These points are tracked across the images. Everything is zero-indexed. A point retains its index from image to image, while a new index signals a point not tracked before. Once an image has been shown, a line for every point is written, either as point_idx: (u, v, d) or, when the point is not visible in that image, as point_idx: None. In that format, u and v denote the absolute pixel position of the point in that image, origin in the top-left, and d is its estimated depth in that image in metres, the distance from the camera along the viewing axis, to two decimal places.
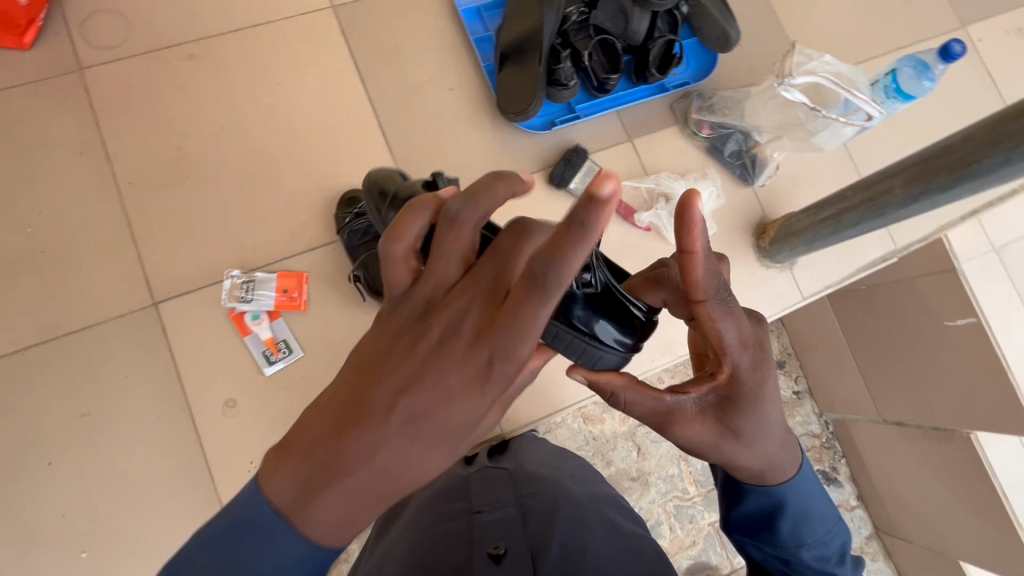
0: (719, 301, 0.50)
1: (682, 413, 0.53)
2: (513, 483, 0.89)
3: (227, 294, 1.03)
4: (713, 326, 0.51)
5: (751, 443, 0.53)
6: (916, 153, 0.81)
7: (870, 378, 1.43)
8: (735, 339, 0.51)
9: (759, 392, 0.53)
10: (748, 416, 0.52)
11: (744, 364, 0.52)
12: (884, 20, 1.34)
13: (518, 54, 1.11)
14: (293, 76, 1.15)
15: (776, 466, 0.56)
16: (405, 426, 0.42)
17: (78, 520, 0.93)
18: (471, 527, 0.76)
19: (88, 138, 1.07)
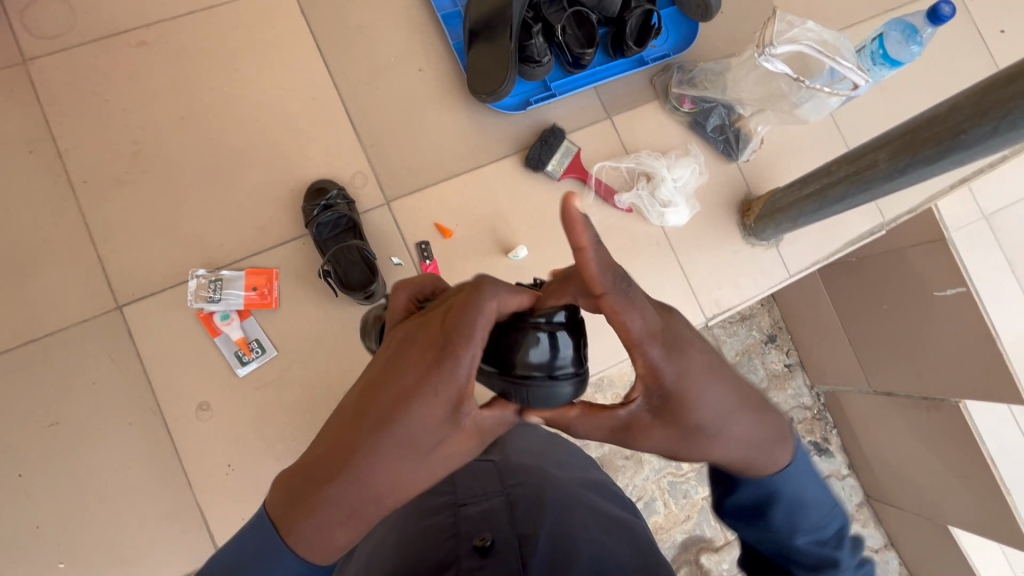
0: (622, 289, 0.40)
1: (639, 422, 0.46)
2: (500, 473, 0.88)
3: (194, 295, 1.00)
4: (620, 324, 0.42)
5: (722, 433, 0.45)
6: (903, 124, 0.78)
7: (859, 352, 1.42)
8: (645, 331, 0.42)
9: (702, 380, 0.43)
10: (703, 406, 0.44)
11: (668, 357, 0.42)
12: None
13: (488, 30, 1.06)
14: (252, 61, 1.09)
15: (764, 459, 0.50)
16: (375, 436, 0.43)
17: (55, 530, 0.92)
18: (457, 522, 0.75)
19: (38, 135, 1.01)
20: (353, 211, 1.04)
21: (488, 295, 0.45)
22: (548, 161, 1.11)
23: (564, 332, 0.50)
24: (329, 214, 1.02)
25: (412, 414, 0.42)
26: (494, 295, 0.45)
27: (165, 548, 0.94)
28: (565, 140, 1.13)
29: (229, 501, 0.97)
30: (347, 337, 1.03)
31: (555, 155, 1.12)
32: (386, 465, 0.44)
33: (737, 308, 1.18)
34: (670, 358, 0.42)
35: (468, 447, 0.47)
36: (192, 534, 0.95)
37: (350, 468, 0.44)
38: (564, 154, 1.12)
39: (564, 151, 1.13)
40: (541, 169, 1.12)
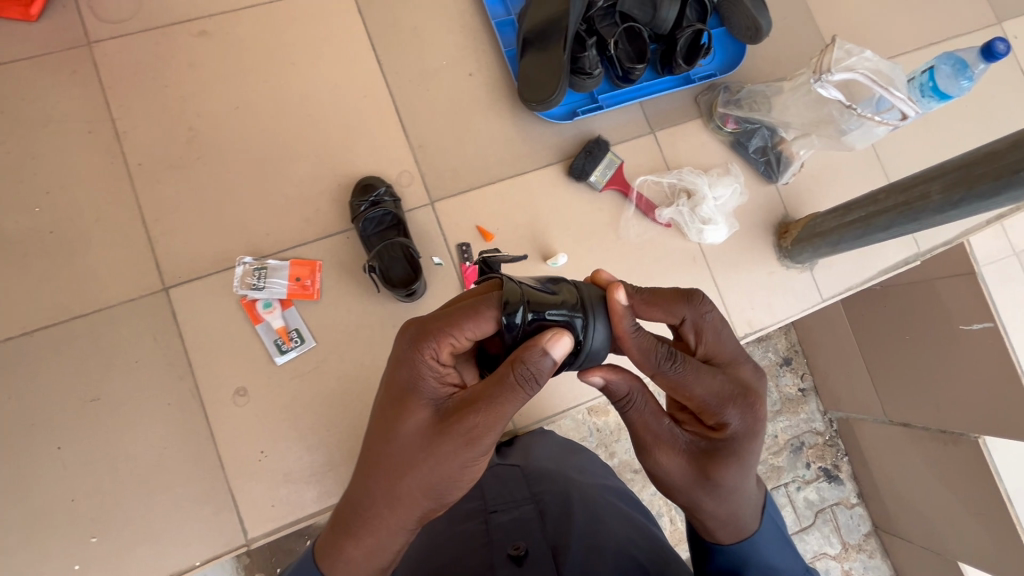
0: (672, 372, 0.62)
1: (673, 444, 0.63)
2: (528, 480, 0.91)
3: (240, 281, 1.01)
4: (687, 391, 0.63)
5: (732, 490, 0.62)
6: (958, 157, 0.78)
7: (879, 381, 1.42)
8: (710, 396, 0.62)
9: (745, 446, 0.62)
10: (734, 469, 0.62)
11: (736, 415, 0.62)
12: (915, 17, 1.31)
13: (541, 40, 1.08)
14: (307, 56, 1.12)
15: (736, 528, 0.64)
16: (380, 438, 0.63)
17: (89, 505, 0.93)
18: (490, 529, 0.79)
19: (97, 116, 1.03)
20: (398, 209, 1.06)
21: (479, 307, 0.62)
22: (591, 171, 1.13)
23: (538, 317, 0.62)
24: (376, 210, 1.03)
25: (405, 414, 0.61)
26: (485, 307, 0.62)
27: (194, 531, 0.95)
28: (609, 152, 1.14)
29: (260, 487, 0.98)
30: (384, 333, 1.04)
31: (599, 166, 1.13)
32: (398, 464, 0.61)
33: (768, 328, 1.18)
34: (737, 417, 0.62)
35: (450, 448, 0.59)
36: (222, 516, 0.96)
37: (373, 475, 0.63)
38: (607, 166, 1.14)
39: (607, 162, 1.14)
40: (584, 179, 1.13)
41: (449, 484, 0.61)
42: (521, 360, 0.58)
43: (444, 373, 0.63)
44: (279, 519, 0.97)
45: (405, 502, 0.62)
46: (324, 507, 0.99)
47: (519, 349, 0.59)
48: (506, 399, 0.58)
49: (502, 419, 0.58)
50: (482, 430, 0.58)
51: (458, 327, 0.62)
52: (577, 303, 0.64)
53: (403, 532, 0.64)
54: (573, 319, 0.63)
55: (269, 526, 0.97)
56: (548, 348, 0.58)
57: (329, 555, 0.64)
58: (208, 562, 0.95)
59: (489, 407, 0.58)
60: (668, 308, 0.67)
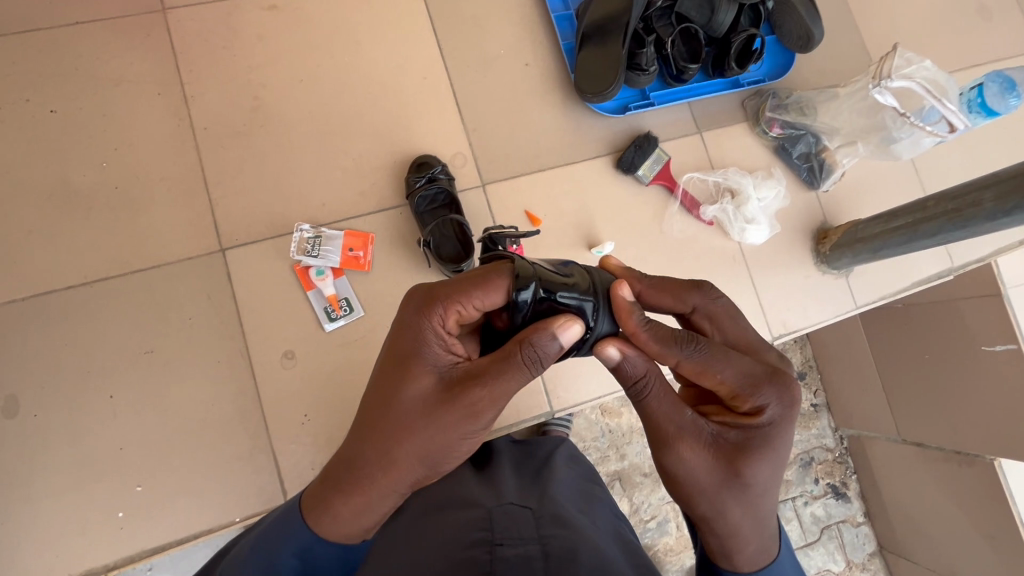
0: (694, 355, 0.63)
1: (701, 437, 0.63)
2: (539, 520, 0.72)
3: (296, 247, 1.03)
4: (711, 377, 0.64)
5: (758, 489, 0.63)
6: (1013, 166, 0.80)
7: (893, 398, 1.44)
8: (736, 379, 0.64)
9: (771, 436, 0.64)
10: (761, 464, 0.63)
11: (766, 398, 0.64)
12: (950, 44, 1.36)
13: (601, 35, 1.11)
14: (371, 36, 1.15)
15: (756, 549, 0.65)
16: (379, 402, 0.65)
17: (136, 455, 0.95)
18: (490, 563, 0.61)
19: (168, 78, 1.06)
20: (452, 187, 1.08)
21: (489, 281, 0.65)
22: (639, 165, 1.15)
23: (551, 298, 0.65)
24: (431, 187, 1.06)
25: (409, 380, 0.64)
26: (495, 280, 0.65)
27: (234, 488, 0.97)
28: (657, 147, 1.16)
29: (302, 449, 1.00)
30: None
31: (647, 161, 1.15)
32: (395, 429, 0.63)
33: (803, 331, 1.20)
34: (763, 402, 0.64)
35: (451, 418, 0.62)
36: (262, 476, 0.98)
37: (367, 438, 0.65)
38: (656, 161, 1.16)
39: (655, 157, 1.16)
40: (632, 172, 1.16)
41: (444, 455, 0.64)
42: (530, 342, 0.61)
43: (450, 342, 0.66)
44: None
45: (401, 470, 0.64)
46: None
47: (529, 331, 0.62)
48: (510, 376, 0.61)
49: (506, 394, 0.62)
50: (484, 404, 0.61)
51: (468, 297, 0.65)
52: (589, 289, 0.67)
53: (393, 499, 0.67)
54: (584, 304, 0.66)
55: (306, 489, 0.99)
56: (557, 334, 0.62)
57: (316, 510, 0.68)
58: (247, 519, 0.96)
59: (492, 382, 0.62)
60: (677, 292, 0.71)
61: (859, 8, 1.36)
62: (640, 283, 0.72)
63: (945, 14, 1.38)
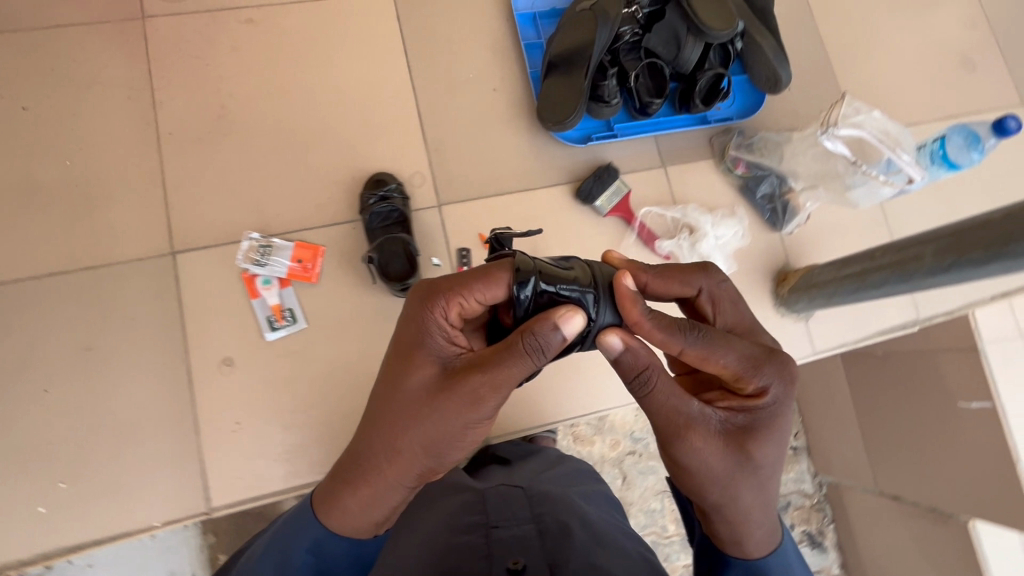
0: (699, 342, 0.64)
1: (711, 424, 0.65)
2: (529, 500, 0.87)
3: (244, 255, 1.05)
4: (714, 363, 0.66)
5: (764, 470, 0.67)
6: (952, 224, 0.78)
7: (873, 449, 1.38)
8: (738, 362, 0.66)
9: (772, 416, 0.68)
10: (765, 445, 0.66)
11: (766, 378, 0.67)
12: (928, 93, 1.36)
13: (566, 65, 1.11)
14: (343, 53, 1.17)
15: (760, 534, 0.69)
16: (383, 392, 0.67)
17: (65, 451, 0.95)
18: (488, 543, 0.75)
19: (138, 83, 1.09)
20: (406, 207, 1.09)
21: (489, 274, 0.66)
22: (597, 196, 1.15)
23: (552, 287, 0.66)
24: (384, 205, 1.06)
25: (411, 371, 0.66)
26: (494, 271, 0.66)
27: (162, 491, 0.97)
28: (617, 179, 1.16)
29: (231, 457, 0.99)
30: (374, 324, 1.06)
31: (605, 192, 1.15)
32: (400, 418, 0.66)
33: None
34: (765, 383, 0.67)
35: (453, 406, 0.63)
36: (190, 482, 0.98)
37: (374, 430, 0.68)
38: (614, 193, 1.16)
39: (614, 189, 1.16)
40: (590, 203, 1.16)
41: (451, 441, 0.66)
42: (531, 331, 0.61)
43: (452, 334, 0.67)
44: (243, 492, 0.99)
45: (410, 455, 0.66)
46: (289, 487, 1.00)
47: (531, 321, 0.62)
48: (512, 364, 0.61)
49: (507, 382, 0.62)
50: (485, 391, 0.62)
51: (469, 289, 0.66)
52: (588, 281, 0.68)
53: (400, 488, 0.69)
54: (585, 295, 0.68)
55: (232, 498, 0.98)
56: (560, 324, 0.61)
57: (326, 504, 0.71)
58: (168, 524, 0.96)
59: (492, 370, 0.62)
60: (682, 278, 0.74)
61: (837, 52, 1.35)
62: (645, 273, 0.73)
63: (927, 63, 1.38)
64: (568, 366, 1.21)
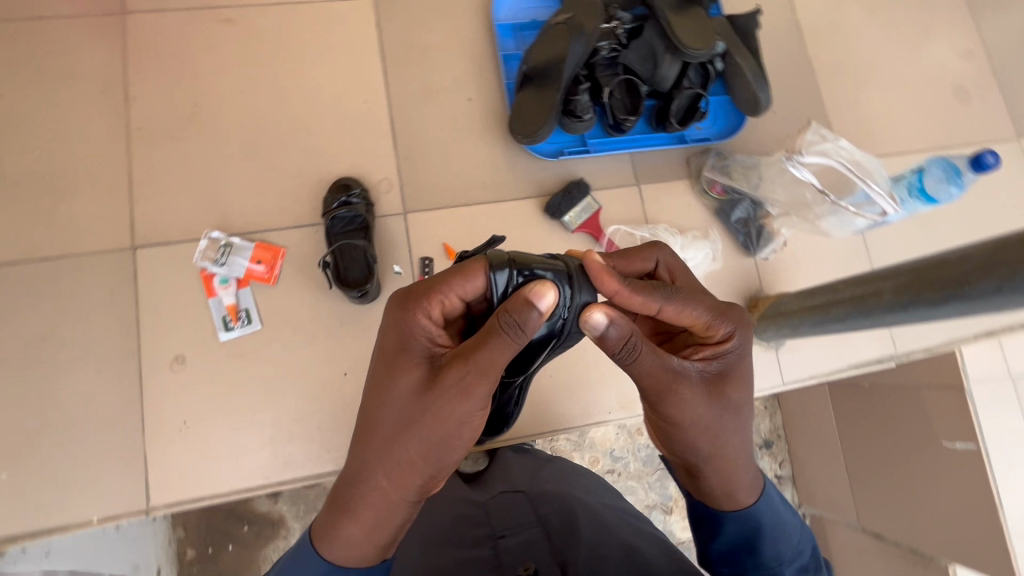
0: (669, 299, 0.65)
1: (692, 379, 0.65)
2: (531, 502, 0.90)
3: (201, 253, 1.05)
4: (686, 315, 0.66)
5: (741, 413, 0.68)
6: (912, 261, 0.75)
7: (856, 484, 1.34)
8: (706, 312, 0.67)
9: (743, 362, 0.69)
10: (739, 389, 0.67)
11: (730, 325, 0.68)
12: (919, 121, 1.32)
13: (540, 77, 1.10)
14: (319, 57, 1.17)
15: (747, 482, 0.70)
16: (373, 406, 0.64)
17: (11, 441, 0.95)
18: (497, 553, 0.78)
19: (113, 78, 1.10)
20: (369, 213, 1.08)
21: (459, 268, 0.64)
22: (565, 212, 1.13)
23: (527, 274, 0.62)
24: (346, 210, 1.06)
25: (397, 379, 0.62)
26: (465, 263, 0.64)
27: (103, 487, 0.96)
28: (588, 196, 1.15)
29: (175, 456, 0.98)
30: (330, 329, 1.05)
31: (574, 208, 1.14)
32: (395, 426, 0.62)
33: None
34: (731, 332, 0.68)
35: (448, 403, 0.59)
36: (132, 479, 0.97)
37: (372, 445, 0.64)
38: (584, 210, 1.14)
39: (584, 206, 1.14)
40: (558, 217, 1.14)
41: (450, 438, 0.62)
42: (506, 309, 0.58)
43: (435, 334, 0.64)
44: (184, 492, 0.98)
45: (410, 460, 0.62)
46: (233, 490, 0.99)
47: (506, 301, 0.60)
48: (496, 348, 0.58)
49: (496, 367, 0.59)
50: (474, 378, 0.59)
51: (444, 283, 0.63)
52: (562, 272, 0.64)
53: (404, 497, 0.64)
54: (559, 284, 0.64)
55: (175, 497, 0.97)
56: (533, 299, 0.59)
57: (329, 536, 0.65)
58: (106, 520, 0.95)
59: (478, 359, 0.58)
60: (641, 253, 0.71)
61: (825, 77, 1.33)
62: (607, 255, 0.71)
63: (918, 90, 1.34)
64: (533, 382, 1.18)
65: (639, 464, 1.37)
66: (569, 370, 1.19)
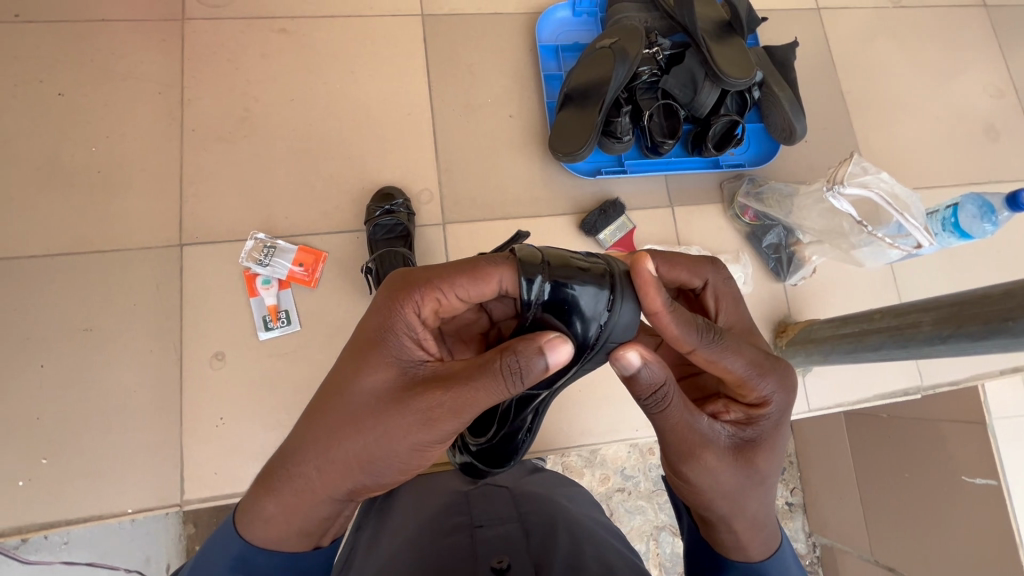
0: (711, 346, 0.57)
1: (718, 441, 0.59)
2: (515, 500, 0.84)
3: (247, 253, 1.07)
4: (723, 366, 0.58)
5: (766, 482, 0.62)
6: (954, 294, 0.77)
7: (870, 514, 1.33)
8: (748, 367, 0.59)
9: (776, 425, 0.62)
10: (769, 458, 0.61)
11: (772, 387, 0.60)
12: (950, 157, 1.34)
13: (582, 98, 1.13)
14: (367, 69, 1.21)
15: (760, 542, 0.64)
16: (328, 392, 0.58)
17: (50, 428, 0.97)
18: (473, 543, 0.71)
19: (170, 80, 1.14)
20: (410, 222, 1.11)
21: (483, 266, 0.58)
22: (601, 229, 1.16)
23: (564, 283, 0.57)
24: (388, 218, 1.08)
25: (364, 374, 0.57)
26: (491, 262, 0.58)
27: (137, 479, 0.98)
28: (623, 215, 1.18)
29: (209, 452, 1.00)
30: None
31: (609, 226, 1.16)
32: (339, 427, 0.57)
33: None
34: (770, 390, 0.60)
35: (405, 425, 0.55)
36: (167, 471, 0.98)
37: (308, 437, 0.59)
38: (618, 228, 1.17)
39: (619, 225, 1.17)
40: (593, 235, 1.17)
41: (392, 463, 0.57)
42: (514, 350, 0.53)
43: (422, 337, 0.59)
44: (216, 488, 0.99)
45: (339, 470, 0.58)
46: None
47: (517, 340, 0.55)
48: (481, 387, 0.53)
49: (470, 408, 0.54)
50: (443, 412, 0.54)
51: (449, 284, 0.58)
52: (605, 273, 0.59)
53: (327, 501, 0.60)
54: (599, 293, 0.58)
55: (206, 492, 0.99)
56: (545, 349, 0.54)
57: (249, 513, 0.62)
58: (139, 512, 0.97)
59: (461, 391, 0.54)
60: (691, 268, 0.64)
61: (857, 109, 1.35)
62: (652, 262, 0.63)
63: (950, 127, 1.37)
64: (562, 397, 1.20)
65: (649, 484, 1.37)
66: (591, 387, 1.21)
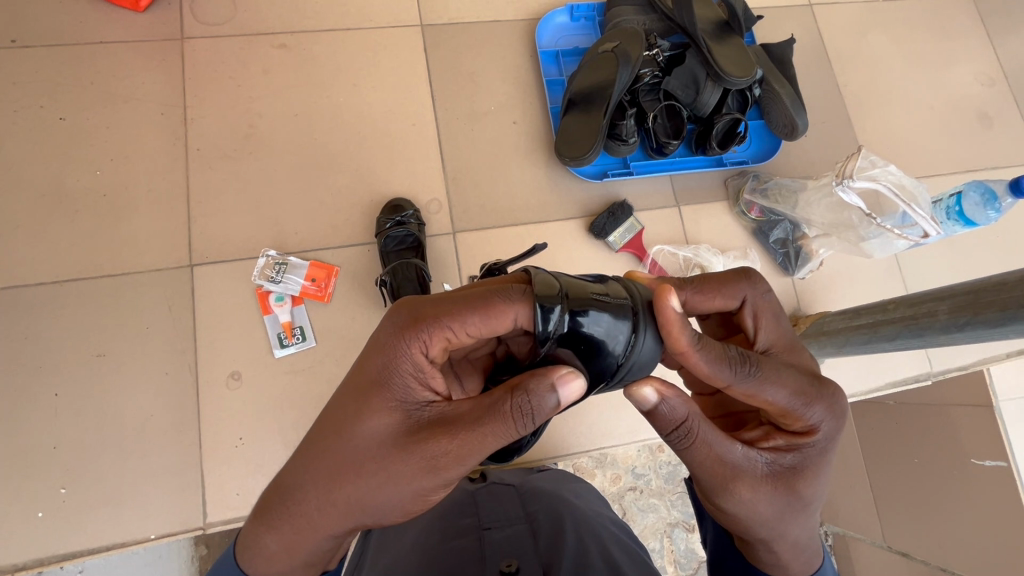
0: (746, 377, 0.56)
1: (757, 470, 0.57)
2: (523, 498, 0.85)
3: (260, 271, 1.07)
4: (763, 395, 0.57)
5: (810, 508, 0.60)
6: (968, 282, 0.78)
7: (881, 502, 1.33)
8: (789, 396, 0.57)
9: (822, 451, 0.60)
10: (815, 485, 0.59)
11: (818, 413, 0.58)
12: (946, 146, 1.37)
13: (586, 102, 1.13)
14: (369, 81, 1.21)
15: (798, 564, 0.62)
16: (327, 434, 0.55)
17: (68, 456, 0.96)
18: (482, 545, 0.72)
19: (172, 100, 1.13)
20: (421, 232, 1.11)
21: (496, 300, 0.55)
22: (610, 231, 1.16)
23: (582, 317, 0.54)
24: (400, 229, 1.09)
25: (366, 417, 0.54)
26: (505, 296, 0.55)
27: (158, 503, 0.97)
28: (632, 217, 1.18)
29: (230, 472, 0.99)
30: None
31: (619, 228, 1.17)
32: (340, 471, 0.54)
33: None
34: (816, 416, 0.58)
35: (411, 470, 0.53)
36: (188, 494, 0.98)
37: (305, 480, 0.56)
38: (627, 229, 1.17)
39: (627, 226, 1.17)
40: (603, 237, 1.17)
41: (396, 507, 0.55)
42: (525, 389, 0.51)
43: (428, 375, 0.55)
44: (237, 509, 0.98)
45: (341, 513, 0.56)
46: None
47: (526, 376, 0.52)
48: (492, 430, 0.52)
49: (479, 452, 0.52)
50: (450, 458, 0.52)
51: (460, 320, 0.55)
52: (627, 306, 0.56)
53: (329, 537, 0.58)
54: (619, 325, 0.56)
55: (228, 514, 0.98)
56: (558, 385, 0.52)
57: (249, 550, 0.59)
58: (163, 537, 0.96)
59: (469, 437, 0.52)
60: (723, 289, 0.63)
61: (854, 102, 1.37)
62: (682, 289, 0.64)
63: (944, 117, 1.39)
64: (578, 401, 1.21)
65: (660, 482, 1.35)
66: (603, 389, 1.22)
